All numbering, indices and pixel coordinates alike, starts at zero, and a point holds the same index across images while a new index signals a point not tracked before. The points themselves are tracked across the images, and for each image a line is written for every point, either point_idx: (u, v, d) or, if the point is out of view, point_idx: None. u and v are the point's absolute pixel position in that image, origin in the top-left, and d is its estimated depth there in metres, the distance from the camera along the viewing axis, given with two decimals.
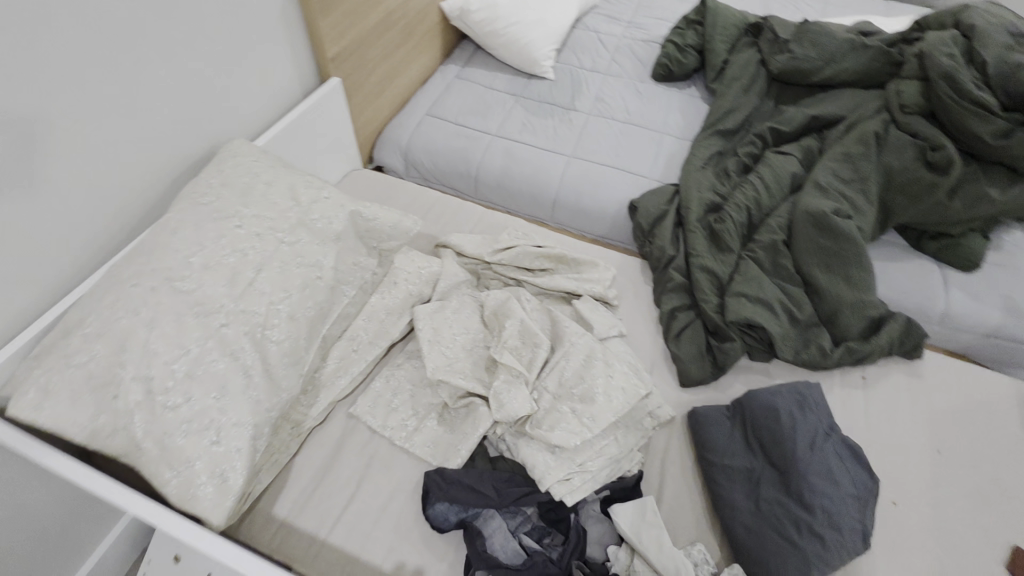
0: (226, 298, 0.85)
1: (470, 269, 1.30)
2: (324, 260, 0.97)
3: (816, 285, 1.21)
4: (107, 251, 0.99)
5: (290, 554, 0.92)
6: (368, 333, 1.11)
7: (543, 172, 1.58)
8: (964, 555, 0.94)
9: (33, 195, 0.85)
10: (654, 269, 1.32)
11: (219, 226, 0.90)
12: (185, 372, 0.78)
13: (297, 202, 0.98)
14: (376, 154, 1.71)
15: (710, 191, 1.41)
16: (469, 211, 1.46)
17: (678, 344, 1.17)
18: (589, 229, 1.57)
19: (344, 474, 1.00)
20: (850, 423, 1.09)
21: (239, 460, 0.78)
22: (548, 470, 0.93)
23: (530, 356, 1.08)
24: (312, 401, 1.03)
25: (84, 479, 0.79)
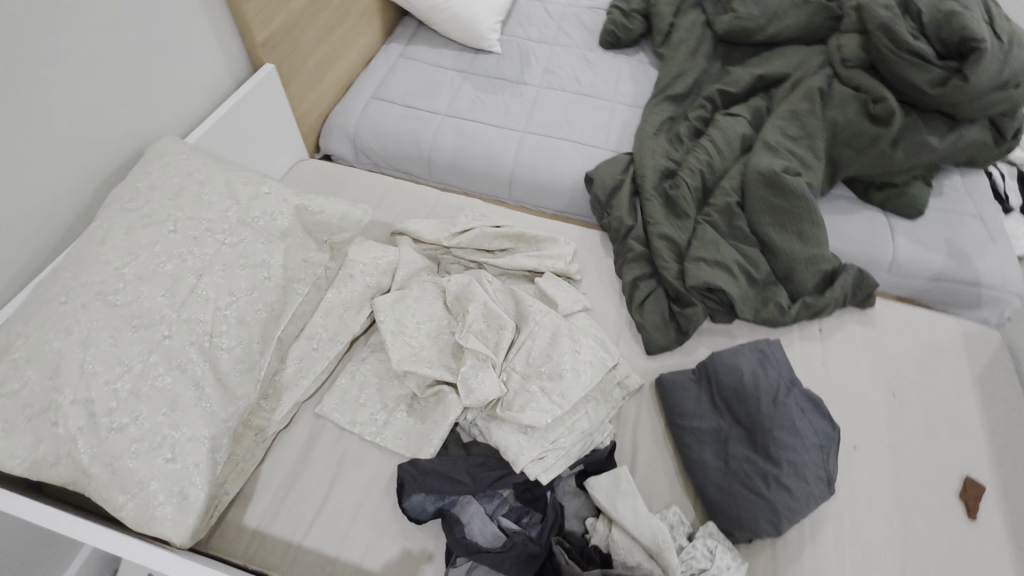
0: (167, 308, 0.80)
1: (430, 255, 1.27)
2: (271, 259, 0.92)
3: (771, 244, 1.23)
4: (32, 268, 0.93)
5: (266, 562, 0.90)
6: (328, 330, 1.07)
7: (497, 150, 1.54)
8: (921, 490, 0.99)
9: None
10: (613, 240, 1.32)
11: (152, 233, 0.84)
12: (129, 390, 0.74)
13: (236, 200, 0.93)
14: (322, 142, 1.64)
15: (664, 158, 1.41)
16: (423, 195, 1.42)
17: (642, 313, 1.18)
18: (548, 204, 1.56)
19: (315, 476, 0.98)
20: (811, 376, 1.12)
21: (198, 476, 0.75)
22: (522, 451, 0.92)
23: (496, 339, 1.07)
24: (274, 405, 0.99)
25: (26, 510, 0.74)
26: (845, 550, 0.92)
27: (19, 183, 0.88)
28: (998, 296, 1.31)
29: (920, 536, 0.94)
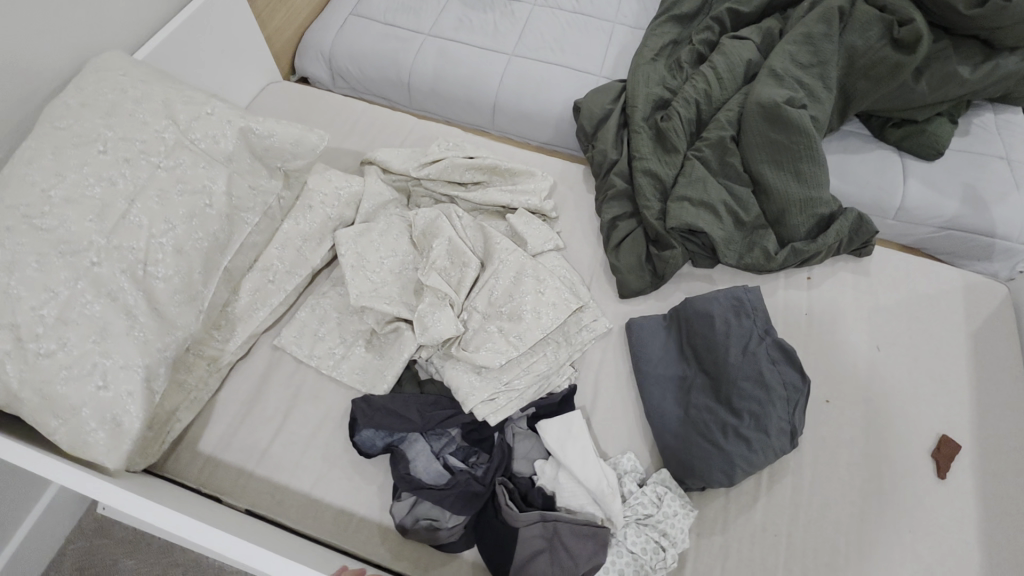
0: (96, 234, 0.77)
1: (401, 187, 1.20)
2: (213, 185, 0.87)
3: (764, 184, 1.13)
4: None
5: (219, 486, 0.92)
6: (284, 262, 1.03)
7: (481, 75, 1.43)
8: (892, 447, 0.95)
9: None
10: (596, 176, 1.23)
11: (80, 154, 0.80)
12: (57, 317, 0.73)
13: (174, 121, 0.87)
14: (298, 64, 1.55)
15: (658, 86, 1.29)
16: (398, 123, 1.33)
17: (618, 255, 1.11)
18: (533, 137, 1.47)
19: (270, 407, 0.98)
20: (791, 326, 1.06)
21: (133, 404, 0.74)
22: (473, 391, 0.90)
23: (459, 277, 1.02)
24: (228, 336, 0.98)
25: None
26: (800, 502, 0.90)
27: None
28: (1011, 249, 1.21)
29: (883, 492, 0.91)
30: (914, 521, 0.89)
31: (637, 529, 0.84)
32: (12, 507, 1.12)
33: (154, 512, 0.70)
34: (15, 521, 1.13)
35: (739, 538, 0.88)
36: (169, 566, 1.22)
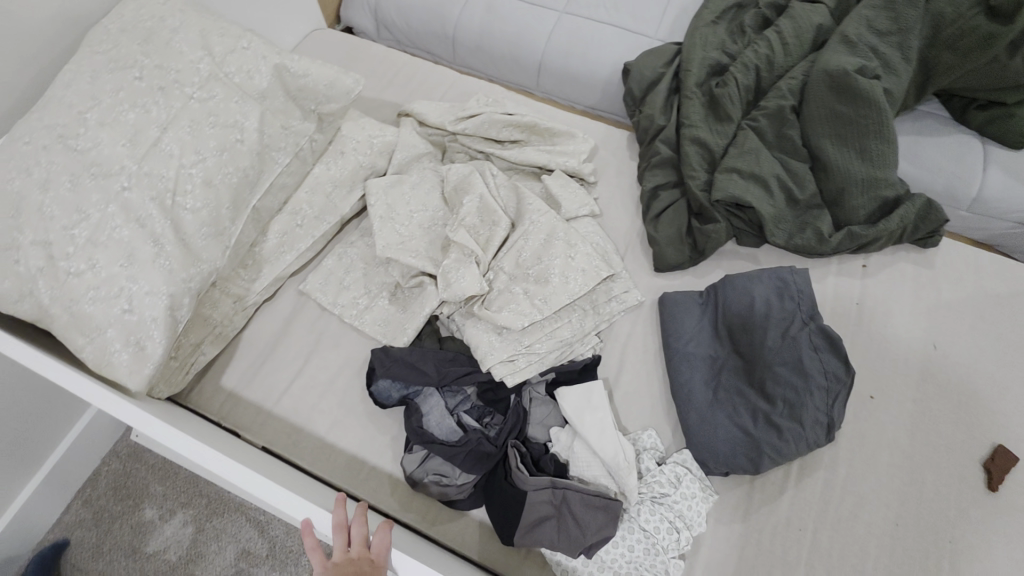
0: (127, 159, 0.77)
1: (436, 141, 1.17)
2: (245, 121, 0.86)
3: (824, 160, 1.04)
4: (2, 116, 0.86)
5: (238, 422, 0.93)
6: (313, 207, 1.02)
7: (528, 31, 1.37)
8: (941, 453, 0.87)
9: None
10: (641, 142, 1.17)
11: (116, 79, 0.80)
12: (86, 238, 0.74)
13: (209, 53, 0.86)
14: (344, 13, 1.53)
15: (716, 50, 1.20)
16: (439, 76, 1.29)
17: (656, 225, 1.05)
18: (578, 100, 1.41)
19: (291, 350, 0.98)
20: (839, 315, 0.99)
21: (156, 330, 0.75)
22: (492, 350, 0.88)
23: (487, 235, 0.99)
24: (254, 276, 0.97)
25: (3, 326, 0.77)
26: (831, 500, 0.85)
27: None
28: None
29: (925, 498, 0.84)
30: (956, 532, 0.82)
31: (651, 507, 0.80)
32: (53, 425, 1.17)
33: (166, 436, 0.70)
34: (55, 439, 1.19)
35: (760, 529, 0.83)
36: (194, 497, 1.26)
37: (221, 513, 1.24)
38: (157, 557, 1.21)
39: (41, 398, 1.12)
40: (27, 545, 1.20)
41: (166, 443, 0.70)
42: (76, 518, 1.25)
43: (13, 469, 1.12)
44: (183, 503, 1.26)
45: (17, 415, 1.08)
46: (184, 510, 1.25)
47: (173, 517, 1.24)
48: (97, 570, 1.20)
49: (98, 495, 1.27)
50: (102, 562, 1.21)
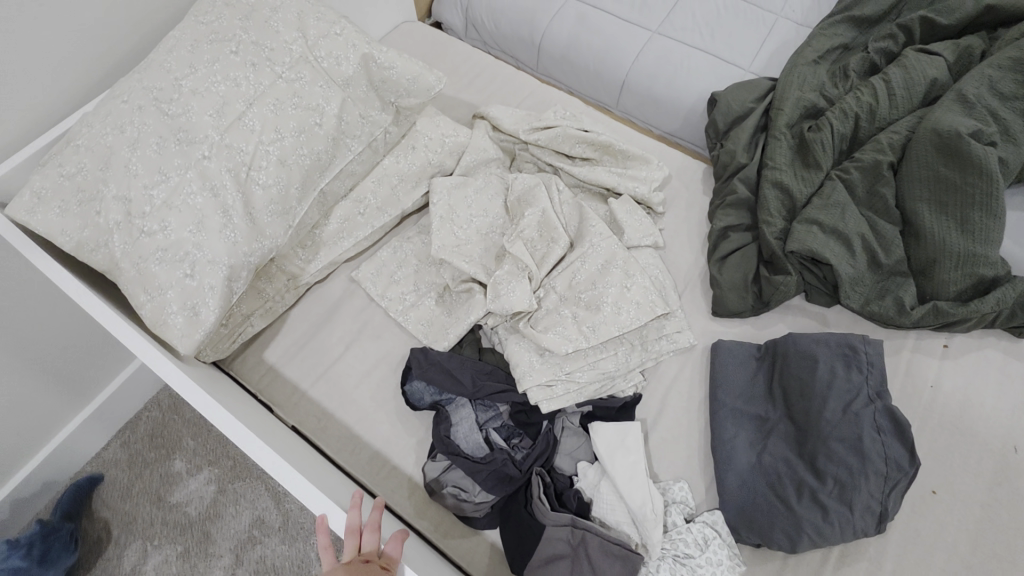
0: (212, 129, 0.79)
1: (506, 148, 1.15)
2: (326, 106, 0.87)
3: (916, 226, 0.96)
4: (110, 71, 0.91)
5: (273, 397, 0.94)
6: (377, 199, 1.02)
7: (616, 48, 1.33)
8: (1006, 568, 0.78)
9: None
10: (717, 178, 1.11)
11: (214, 51, 0.82)
12: (163, 200, 0.76)
13: (303, 35, 0.87)
14: (435, 8, 1.54)
15: (814, 92, 1.14)
16: (519, 82, 1.28)
17: (720, 268, 1.00)
18: (656, 124, 1.35)
19: (334, 335, 0.98)
20: (909, 395, 0.91)
21: (211, 298, 0.77)
22: (531, 372, 0.85)
23: (544, 252, 0.98)
24: (310, 257, 0.98)
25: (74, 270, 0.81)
26: None
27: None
28: None
29: None
30: None
31: (672, 566, 0.75)
32: (107, 364, 1.23)
33: (206, 408, 0.72)
34: (107, 377, 1.25)
35: None
36: (221, 457, 1.30)
37: (243, 478, 1.28)
38: (179, 508, 1.25)
39: (99, 338, 1.18)
40: (67, 471, 1.27)
41: (206, 414, 0.72)
42: (113, 455, 1.31)
43: (67, 398, 1.19)
44: (210, 461, 1.30)
45: (73, 349, 1.13)
46: (210, 468, 1.29)
47: (199, 472, 1.29)
48: (124, 509, 1.26)
49: (136, 438, 1.32)
50: (129, 503, 1.26)
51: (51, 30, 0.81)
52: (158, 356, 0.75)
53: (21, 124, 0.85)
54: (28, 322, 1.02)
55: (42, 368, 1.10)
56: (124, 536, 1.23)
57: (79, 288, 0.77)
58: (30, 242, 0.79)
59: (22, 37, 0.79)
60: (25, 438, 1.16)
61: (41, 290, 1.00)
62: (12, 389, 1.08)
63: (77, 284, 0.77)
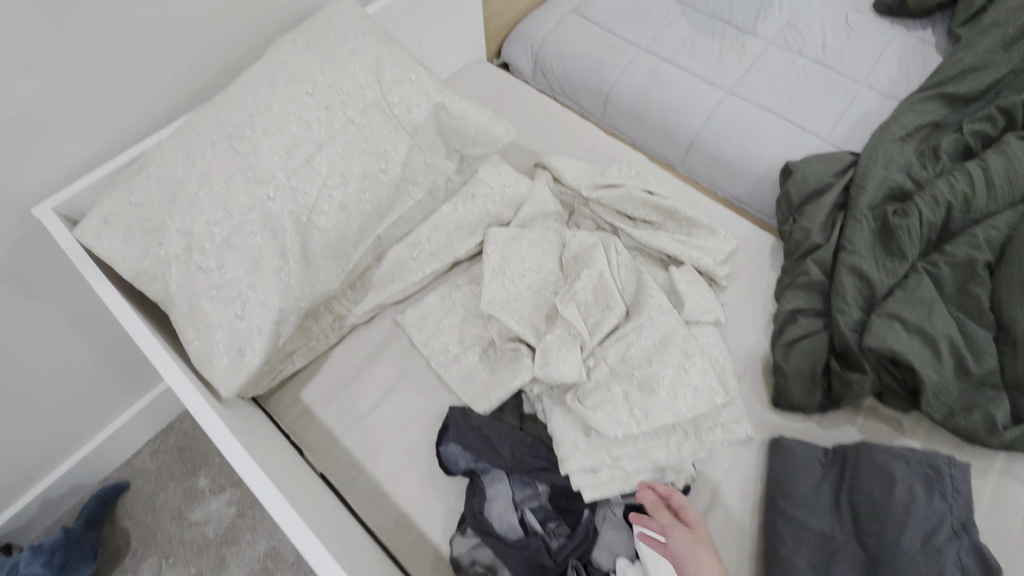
0: (280, 170, 0.78)
1: (565, 201, 1.11)
2: (393, 153, 0.86)
3: (1014, 334, 0.87)
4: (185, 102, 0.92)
5: (305, 439, 0.92)
6: (431, 245, 1.00)
7: (688, 106, 1.29)
8: None
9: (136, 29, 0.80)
10: (788, 255, 1.05)
11: (290, 90, 0.82)
12: (223, 237, 0.75)
13: (379, 80, 0.87)
14: (505, 49, 1.50)
15: (900, 172, 1.06)
16: (586, 133, 1.25)
17: (786, 356, 0.93)
18: (721, 187, 1.29)
19: (373, 381, 0.96)
20: (994, 527, 0.81)
21: (258, 341, 0.75)
22: (575, 453, 0.81)
23: (597, 318, 0.93)
24: (358, 298, 0.97)
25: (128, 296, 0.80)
26: None
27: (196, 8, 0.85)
28: None
29: None
30: None
31: None
32: (140, 382, 1.22)
33: (240, 466, 0.69)
34: (138, 394, 1.24)
35: None
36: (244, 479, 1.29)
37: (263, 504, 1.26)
38: (198, 527, 1.24)
39: (137, 354, 1.18)
40: (92, 477, 1.27)
41: (241, 473, 0.70)
42: (141, 464, 1.31)
43: (100, 412, 1.19)
44: (234, 482, 1.29)
45: (121, 360, 1.14)
46: (233, 489, 1.28)
47: (222, 492, 1.28)
48: (145, 522, 1.25)
49: (166, 449, 1.33)
50: (150, 516, 1.26)
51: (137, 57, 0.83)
52: (198, 403, 0.73)
53: (97, 145, 0.86)
54: (72, 335, 1.01)
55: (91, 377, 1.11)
56: (141, 550, 1.22)
57: (130, 318, 0.76)
58: (91, 263, 0.79)
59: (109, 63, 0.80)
60: (51, 450, 1.15)
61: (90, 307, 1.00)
62: (48, 403, 1.07)
63: (131, 314, 0.77)
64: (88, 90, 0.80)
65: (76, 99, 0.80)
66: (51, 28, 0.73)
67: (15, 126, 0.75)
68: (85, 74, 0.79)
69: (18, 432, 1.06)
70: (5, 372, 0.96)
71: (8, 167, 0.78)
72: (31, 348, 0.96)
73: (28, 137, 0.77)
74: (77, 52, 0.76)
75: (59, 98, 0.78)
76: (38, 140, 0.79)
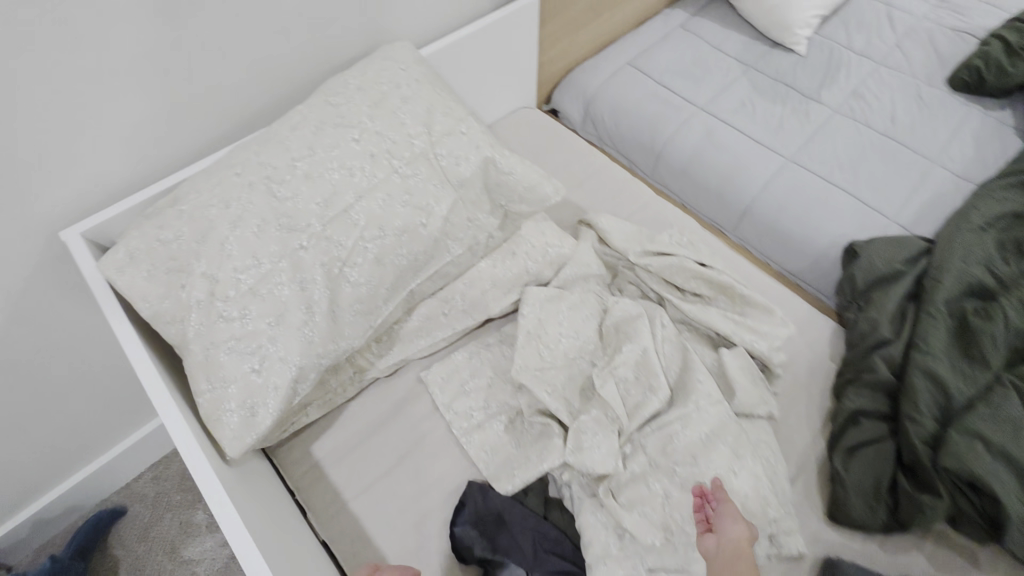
0: (316, 219, 0.74)
1: (608, 262, 1.05)
2: (435, 207, 0.81)
3: None
4: (229, 135, 0.90)
5: (310, 500, 0.85)
6: (464, 301, 0.95)
7: (744, 172, 1.22)
8: None
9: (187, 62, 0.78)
10: (850, 347, 0.97)
11: (337, 134, 0.78)
12: (249, 285, 0.71)
13: (428, 130, 0.83)
14: (556, 96, 1.44)
15: (981, 266, 0.97)
16: (635, 192, 1.20)
17: (846, 464, 0.85)
18: (775, 259, 1.20)
19: (388, 441, 0.89)
20: None
21: (273, 399, 0.70)
22: (605, 561, 0.73)
23: (637, 400, 0.86)
24: (383, 351, 0.92)
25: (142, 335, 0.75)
26: None
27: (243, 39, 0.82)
28: None
29: None
30: None
31: None
32: (145, 409, 1.17)
33: (228, 527, 0.62)
34: (139, 423, 1.19)
35: None
36: None
37: None
38: (189, 566, 1.18)
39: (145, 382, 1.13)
40: (88, 501, 1.21)
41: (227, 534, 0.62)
42: (141, 489, 1.26)
43: (104, 436, 1.14)
44: None
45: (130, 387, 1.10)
46: None
47: (218, 530, 1.21)
48: (136, 554, 1.19)
49: (168, 476, 1.27)
50: (142, 547, 1.20)
51: (176, 86, 0.79)
52: (197, 458, 0.66)
53: (132, 172, 0.83)
54: (81, 359, 0.97)
55: (97, 403, 1.06)
56: None
57: (144, 361, 0.72)
58: (109, 296, 0.75)
59: (146, 90, 0.77)
60: (38, 476, 1.09)
61: (101, 335, 0.96)
62: (42, 429, 1.01)
63: (143, 357, 0.72)
64: (131, 118, 0.78)
65: (106, 124, 0.76)
66: (88, 52, 0.69)
67: (34, 145, 0.71)
68: (117, 98, 0.75)
69: (4, 457, 0.99)
70: (13, 396, 0.92)
71: (23, 187, 0.73)
72: (34, 373, 0.92)
73: (47, 157, 0.73)
74: (126, 82, 0.74)
75: (92, 122, 0.74)
76: (59, 161, 0.75)
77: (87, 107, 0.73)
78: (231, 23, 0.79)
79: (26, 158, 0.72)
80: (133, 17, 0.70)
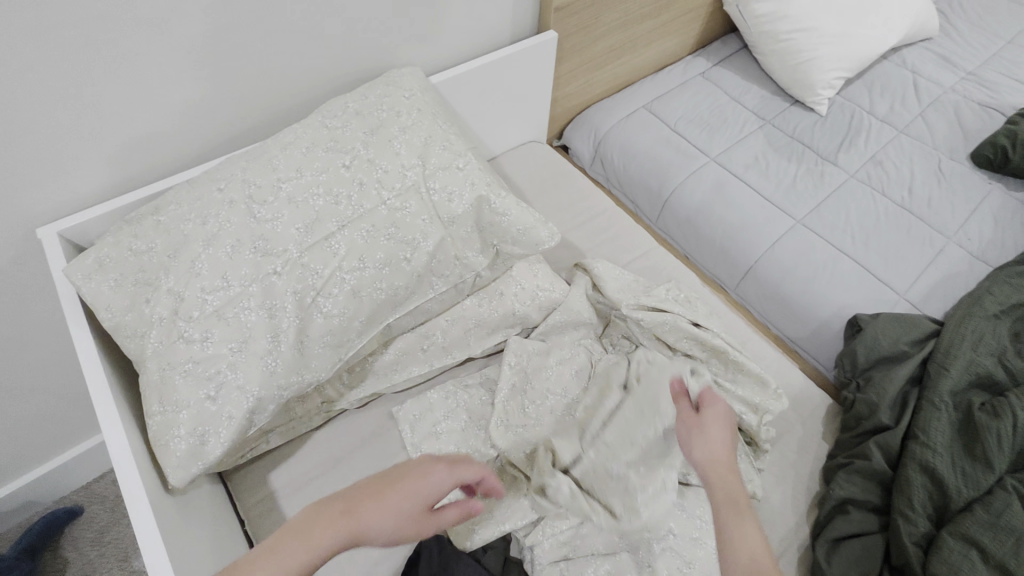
0: (294, 244, 0.71)
1: (600, 310, 1.01)
2: (422, 242, 0.78)
3: None
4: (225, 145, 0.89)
5: (258, 532, 0.80)
6: (446, 338, 0.92)
7: (751, 229, 1.18)
8: None
9: (184, 72, 0.77)
10: (847, 430, 0.93)
11: (328, 158, 0.76)
12: (215, 308, 0.68)
13: (423, 163, 0.80)
14: (568, 133, 1.42)
15: (992, 357, 0.91)
16: (636, 239, 1.17)
17: (830, 556, 0.80)
18: (775, 322, 1.16)
19: (349, 478, 0.85)
20: None
21: (225, 429, 0.67)
22: None
23: None
24: (355, 383, 0.88)
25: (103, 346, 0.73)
26: None
27: (243, 50, 0.80)
28: None
29: None
30: None
31: None
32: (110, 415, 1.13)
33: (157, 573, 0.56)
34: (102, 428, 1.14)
35: None
36: None
37: None
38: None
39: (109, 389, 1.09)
40: (44, 500, 1.17)
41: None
42: (101, 490, 1.22)
43: (64, 440, 1.10)
44: None
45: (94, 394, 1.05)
46: None
47: None
48: (86, 558, 1.14)
49: None
50: (94, 552, 1.15)
51: (171, 90, 0.78)
52: (139, 500, 0.61)
53: (121, 175, 0.82)
54: (38, 366, 0.93)
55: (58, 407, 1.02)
56: None
57: (98, 377, 0.68)
58: (75, 302, 0.72)
59: (138, 92, 0.75)
60: None
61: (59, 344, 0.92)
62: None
63: (97, 370, 0.69)
64: (123, 123, 0.77)
65: (94, 123, 0.74)
66: (75, 51, 0.67)
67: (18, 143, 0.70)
68: (107, 102, 0.73)
69: None
70: None
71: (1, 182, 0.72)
72: None
73: (30, 156, 0.72)
74: (120, 87, 0.73)
75: (80, 123, 0.73)
76: (42, 160, 0.73)
77: (77, 109, 0.72)
78: (231, 33, 0.77)
79: (7, 152, 0.70)
80: (124, 19, 0.68)
